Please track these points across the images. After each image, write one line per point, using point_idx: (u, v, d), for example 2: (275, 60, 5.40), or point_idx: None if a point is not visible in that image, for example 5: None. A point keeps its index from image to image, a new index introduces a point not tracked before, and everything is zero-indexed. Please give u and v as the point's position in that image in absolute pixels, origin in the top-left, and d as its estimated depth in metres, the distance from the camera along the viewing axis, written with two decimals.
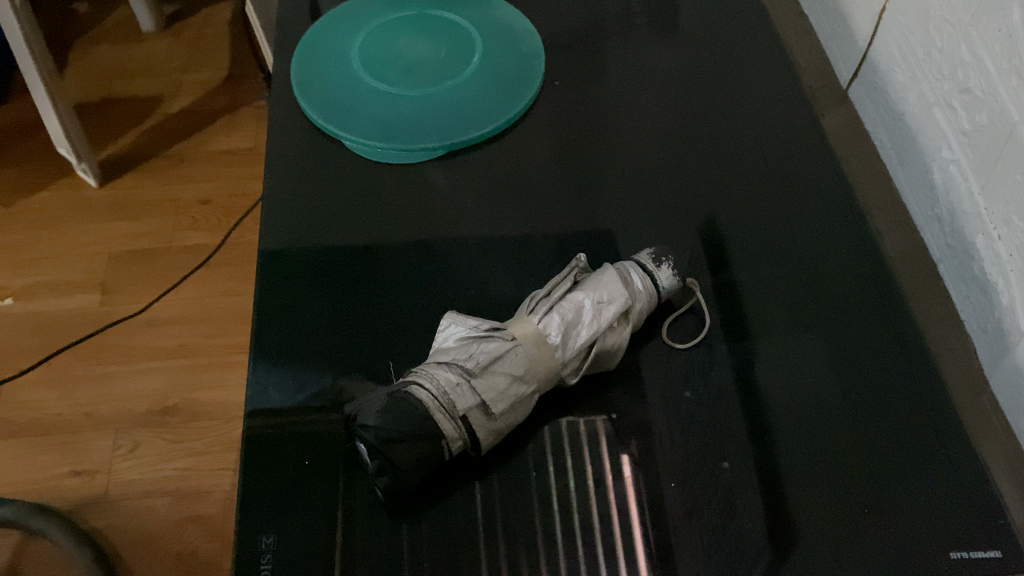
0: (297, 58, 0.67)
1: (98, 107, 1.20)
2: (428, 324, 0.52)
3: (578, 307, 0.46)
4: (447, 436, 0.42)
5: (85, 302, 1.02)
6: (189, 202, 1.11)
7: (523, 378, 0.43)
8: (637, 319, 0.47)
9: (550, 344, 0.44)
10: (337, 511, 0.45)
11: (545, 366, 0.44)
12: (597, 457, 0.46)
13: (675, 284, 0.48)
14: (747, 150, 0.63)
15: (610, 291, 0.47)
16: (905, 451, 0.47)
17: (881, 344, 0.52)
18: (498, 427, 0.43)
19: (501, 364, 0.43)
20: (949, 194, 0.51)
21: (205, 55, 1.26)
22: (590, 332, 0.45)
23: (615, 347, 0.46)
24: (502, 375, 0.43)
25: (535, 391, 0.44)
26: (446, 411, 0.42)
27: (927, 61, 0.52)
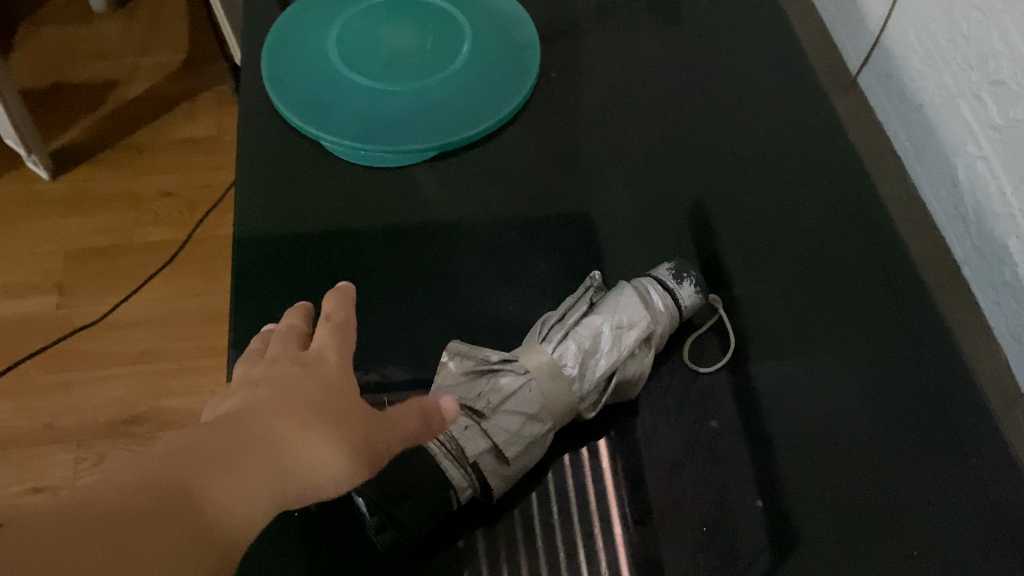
0: (266, 50, 0.61)
1: (48, 92, 1.13)
2: (412, 346, 0.49)
3: (596, 334, 0.44)
4: (455, 484, 0.40)
5: (41, 304, 0.97)
6: (150, 195, 1.06)
7: (537, 416, 0.42)
8: (657, 345, 0.46)
9: (567, 377, 0.43)
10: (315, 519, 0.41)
11: (560, 403, 0.42)
12: (582, 487, 0.44)
13: (697, 302, 0.47)
14: (748, 149, 0.59)
15: (629, 315, 0.45)
16: (919, 476, 0.44)
17: (902, 357, 0.49)
18: (512, 472, 0.41)
19: (513, 402, 0.42)
20: (975, 192, 0.48)
21: (163, 36, 1.20)
22: (609, 363, 0.44)
23: (637, 375, 0.45)
24: (514, 416, 0.41)
25: (551, 429, 0.42)
26: (455, 458, 0.40)
27: (951, 48, 0.48)
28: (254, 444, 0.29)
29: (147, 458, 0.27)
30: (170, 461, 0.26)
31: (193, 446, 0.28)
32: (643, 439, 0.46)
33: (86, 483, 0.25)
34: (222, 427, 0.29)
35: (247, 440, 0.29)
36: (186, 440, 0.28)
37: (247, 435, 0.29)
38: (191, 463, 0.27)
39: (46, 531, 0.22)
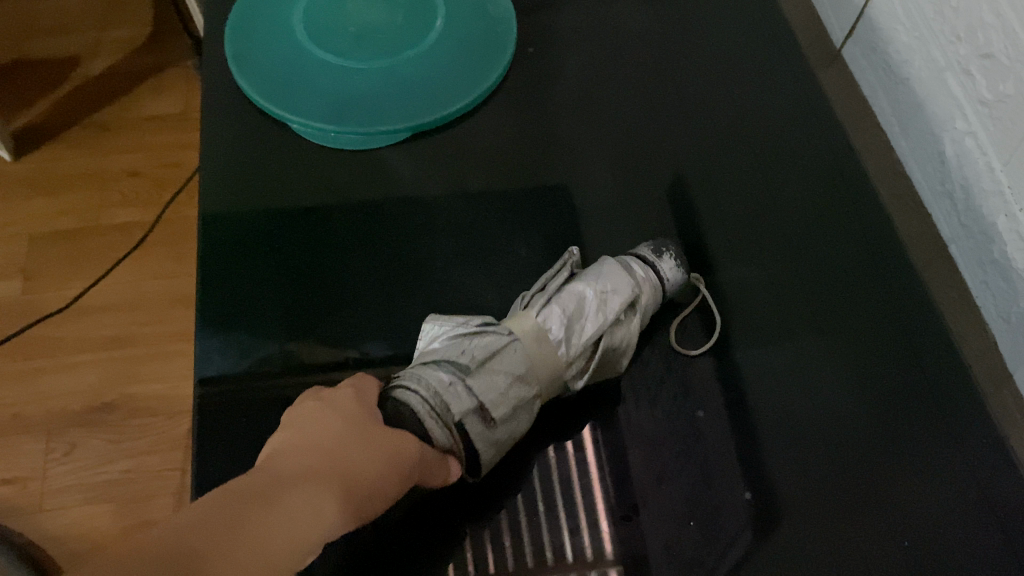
0: (228, 27, 0.59)
1: (6, 70, 1.09)
2: (389, 334, 0.48)
3: (581, 298, 0.45)
4: (439, 443, 0.40)
5: (6, 290, 0.94)
6: (116, 175, 1.03)
7: (523, 380, 0.42)
8: (644, 318, 0.46)
9: (551, 341, 0.43)
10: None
11: (545, 368, 0.43)
12: (568, 481, 0.44)
13: (678, 275, 0.47)
14: (730, 124, 0.58)
15: (614, 282, 0.45)
16: (905, 461, 0.44)
17: (889, 339, 0.48)
18: (500, 440, 0.41)
19: (499, 361, 0.42)
20: (963, 168, 0.47)
21: (125, 9, 1.16)
22: (595, 329, 0.44)
23: (621, 342, 0.45)
24: (499, 377, 0.42)
25: (537, 393, 0.43)
26: (439, 416, 0.40)
27: (938, 21, 0.47)
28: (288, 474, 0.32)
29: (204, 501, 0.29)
30: (217, 498, 0.29)
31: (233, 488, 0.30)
32: (628, 427, 0.45)
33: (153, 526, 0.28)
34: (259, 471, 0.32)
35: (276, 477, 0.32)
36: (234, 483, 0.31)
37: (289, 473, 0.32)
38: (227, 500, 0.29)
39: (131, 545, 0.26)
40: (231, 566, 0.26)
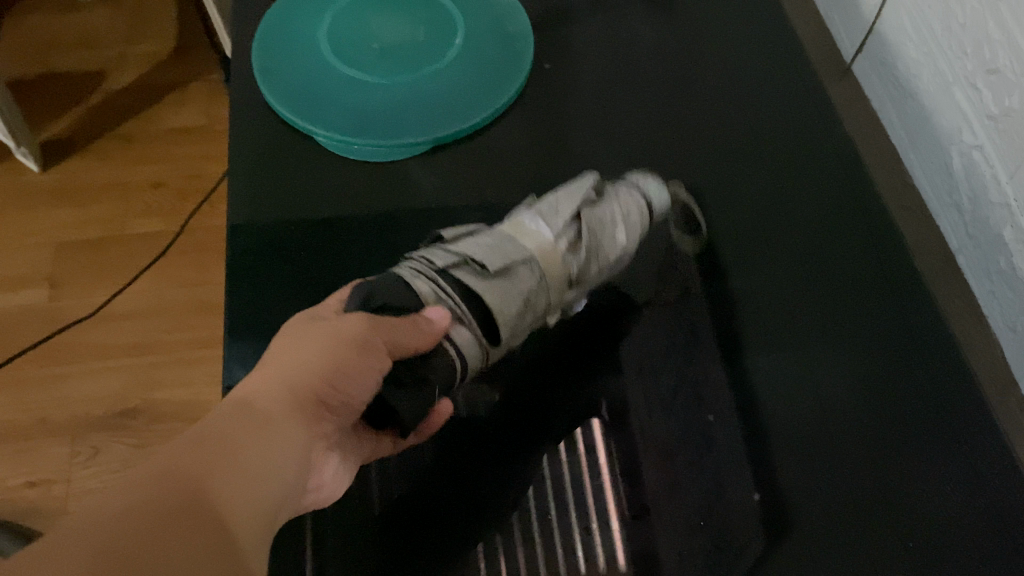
0: (256, 44, 0.61)
1: (34, 82, 1.12)
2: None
3: (557, 190, 0.49)
4: (430, 291, 0.41)
5: (32, 297, 0.97)
6: (140, 185, 1.05)
7: (509, 241, 0.44)
8: (621, 206, 0.48)
9: (530, 217, 0.46)
10: (370, 488, 0.45)
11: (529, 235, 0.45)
12: (580, 489, 0.47)
13: (656, 180, 0.52)
14: (742, 137, 0.59)
15: (588, 178, 0.50)
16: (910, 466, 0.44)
17: (899, 346, 0.49)
18: (500, 290, 0.42)
19: (481, 233, 0.45)
20: (970, 180, 0.48)
21: (149, 23, 1.18)
22: (569, 203, 0.46)
23: (607, 216, 0.48)
24: (482, 238, 0.44)
25: (531, 250, 0.44)
26: (427, 272, 0.42)
27: (947, 36, 0.48)
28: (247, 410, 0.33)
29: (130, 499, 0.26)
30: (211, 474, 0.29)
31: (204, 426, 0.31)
32: (639, 432, 0.48)
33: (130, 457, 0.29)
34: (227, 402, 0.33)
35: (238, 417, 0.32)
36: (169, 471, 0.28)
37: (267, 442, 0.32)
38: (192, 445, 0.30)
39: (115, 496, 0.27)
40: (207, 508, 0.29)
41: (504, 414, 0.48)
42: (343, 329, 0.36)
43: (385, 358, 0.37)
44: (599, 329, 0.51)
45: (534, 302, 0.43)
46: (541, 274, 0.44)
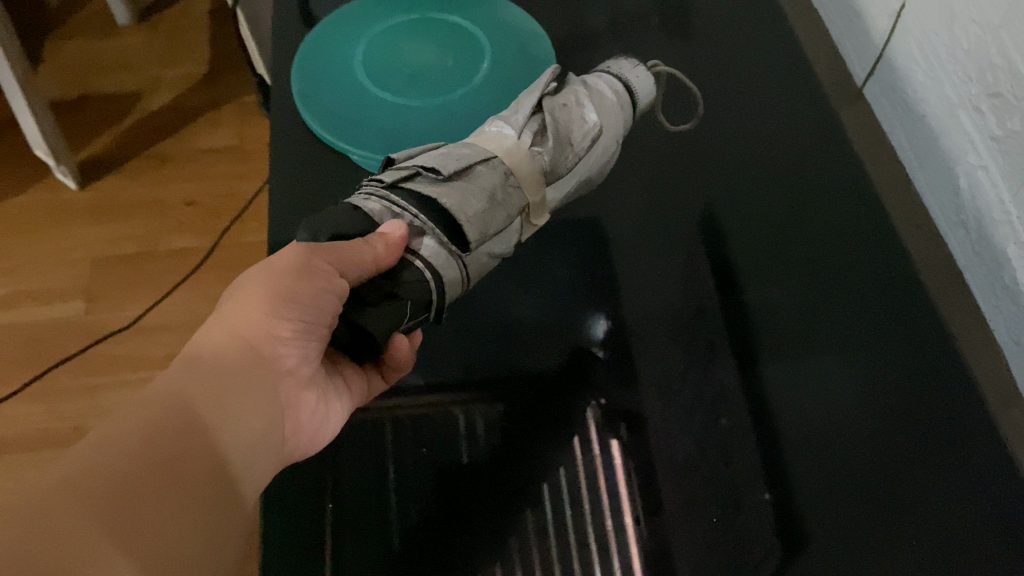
0: (296, 69, 0.64)
1: (74, 104, 1.21)
2: (427, 366, 0.54)
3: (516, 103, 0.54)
4: (387, 205, 0.46)
5: (72, 310, 1.05)
6: (174, 204, 1.13)
7: (465, 150, 0.49)
8: (577, 94, 0.54)
9: (488, 128, 0.52)
10: (402, 475, 0.48)
11: (487, 142, 0.50)
12: (596, 482, 0.49)
13: (626, 63, 0.57)
14: (746, 164, 0.63)
15: (546, 82, 0.54)
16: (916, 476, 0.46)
17: (906, 357, 0.50)
18: (456, 192, 0.47)
19: (438, 147, 0.50)
20: (974, 199, 0.50)
21: (184, 50, 1.27)
22: (522, 110, 0.52)
23: (565, 117, 0.52)
24: (430, 152, 0.49)
25: (486, 157, 0.49)
26: (384, 187, 0.47)
27: (952, 61, 0.50)
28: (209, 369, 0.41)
29: (102, 457, 0.35)
30: (204, 417, 0.39)
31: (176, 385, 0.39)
32: (655, 440, 0.51)
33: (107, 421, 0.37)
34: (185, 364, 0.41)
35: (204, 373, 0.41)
36: (132, 435, 0.36)
37: (219, 397, 0.40)
38: (175, 401, 0.38)
39: (123, 442, 0.36)
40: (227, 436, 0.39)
41: (519, 424, 0.51)
42: (278, 263, 0.43)
43: (335, 277, 0.42)
44: (615, 349, 0.55)
45: (500, 197, 0.48)
46: (507, 173, 0.49)
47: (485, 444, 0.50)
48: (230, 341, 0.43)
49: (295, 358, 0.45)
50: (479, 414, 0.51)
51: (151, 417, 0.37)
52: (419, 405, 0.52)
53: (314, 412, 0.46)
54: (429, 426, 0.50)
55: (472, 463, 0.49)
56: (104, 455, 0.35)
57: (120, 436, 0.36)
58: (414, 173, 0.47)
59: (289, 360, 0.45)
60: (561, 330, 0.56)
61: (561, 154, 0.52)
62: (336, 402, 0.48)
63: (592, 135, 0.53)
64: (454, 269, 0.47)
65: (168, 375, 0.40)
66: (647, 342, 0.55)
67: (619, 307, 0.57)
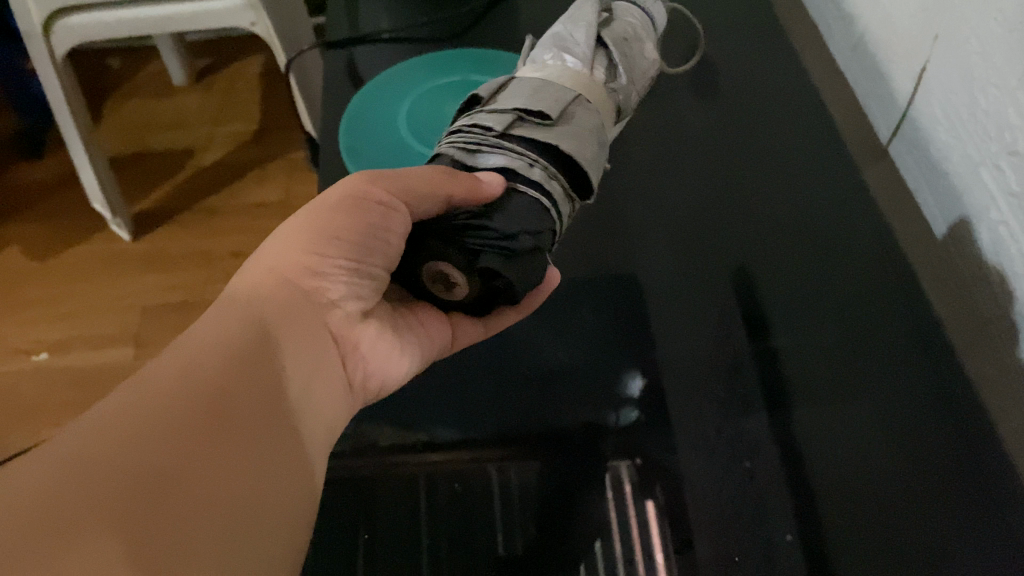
0: (343, 124, 0.67)
1: (132, 160, 1.28)
2: (460, 419, 0.54)
3: (572, 41, 0.57)
4: (502, 154, 0.49)
5: (121, 354, 1.09)
6: (223, 255, 1.18)
7: (549, 90, 0.52)
8: (622, 33, 0.61)
9: (564, 66, 0.55)
10: (430, 523, 0.48)
11: (570, 78, 0.54)
12: (626, 518, 0.47)
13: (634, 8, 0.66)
14: (773, 210, 0.65)
15: (584, 21, 0.59)
16: (951, 527, 0.46)
17: (933, 409, 0.51)
18: (566, 133, 0.50)
19: (513, 89, 0.53)
20: (998, 255, 0.51)
21: (236, 109, 1.34)
22: (583, 44, 0.57)
23: (626, 58, 0.59)
24: (520, 95, 0.52)
25: (577, 95, 0.53)
26: (487, 138, 0.50)
27: (972, 121, 0.52)
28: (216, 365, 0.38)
29: (94, 481, 0.30)
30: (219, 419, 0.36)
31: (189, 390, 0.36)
32: (685, 483, 0.49)
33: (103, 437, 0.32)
34: (190, 361, 0.37)
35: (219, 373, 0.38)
36: (127, 413, 0.33)
37: (234, 400, 0.37)
38: (195, 410, 0.35)
39: (145, 459, 0.32)
40: (247, 439, 0.37)
41: (555, 475, 0.50)
42: (333, 207, 0.47)
43: (395, 208, 0.46)
44: (652, 403, 0.53)
45: (600, 133, 0.53)
46: (600, 116, 0.54)
47: (519, 496, 0.49)
48: (217, 359, 0.38)
49: (339, 292, 0.48)
50: (512, 466, 0.50)
51: (147, 403, 0.34)
52: (454, 459, 0.51)
53: (374, 343, 0.51)
54: (462, 477, 0.50)
55: (506, 517, 0.48)
56: (99, 434, 0.32)
57: (136, 446, 0.32)
58: (517, 117, 0.50)
59: (334, 294, 0.48)
60: (595, 382, 0.55)
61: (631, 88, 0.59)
62: (401, 339, 0.52)
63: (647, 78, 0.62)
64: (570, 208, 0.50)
65: (162, 384, 0.36)
66: (676, 382, 0.55)
67: (649, 351, 0.57)
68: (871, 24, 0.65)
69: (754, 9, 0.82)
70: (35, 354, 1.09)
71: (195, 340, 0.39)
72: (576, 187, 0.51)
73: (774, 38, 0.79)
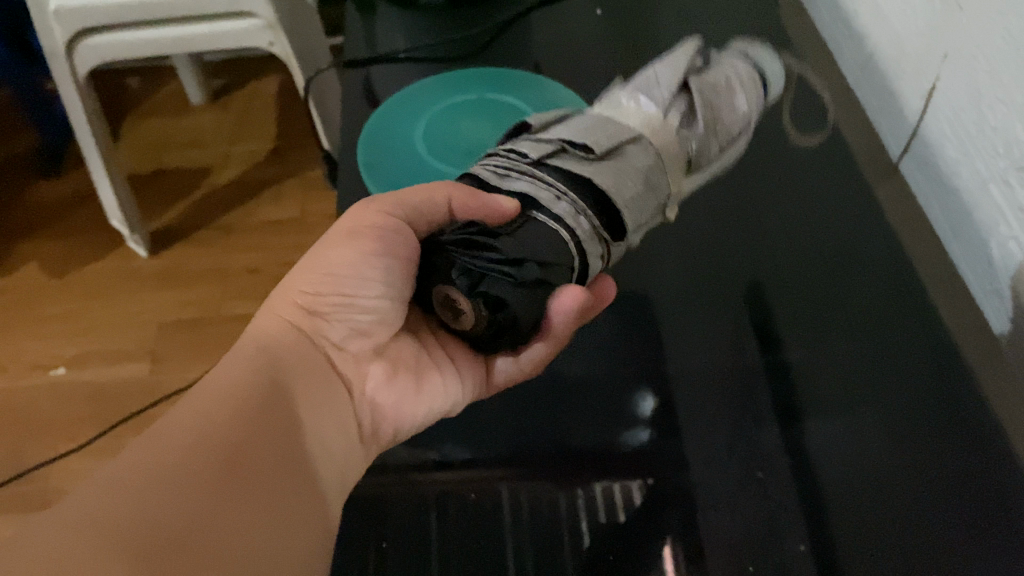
0: (361, 142, 0.68)
1: (149, 178, 1.30)
2: (473, 438, 0.54)
3: (651, 82, 0.62)
4: (526, 184, 0.51)
5: (137, 370, 1.10)
6: (238, 272, 1.19)
7: (603, 131, 0.56)
8: (726, 82, 0.64)
9: (634, 107, 0.59)
10: (443, 537, 0.49)
11: (632, 118, 0.58)
12: (639, 530, 0.48)
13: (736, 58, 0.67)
14: (784, 225, 0.66)
15: (676, 66, 0.63)
16: (966, 539, 0.46)
17: (943, 420, 0.52)
18: (604, 174, 0.53)
19: (565, 126, 0.57)
20: (1009, 269, 0.52)
21: (253, 128, 1.36)
22: (663, 84, 0.61)
23: (717, 118, 0.62)
24: (567, 130, 0.55)
25: (631, 139, 0.56)
26: (522, 167, 0.52)
27: (981, 136, 0.53)
28: (241, 411, 0.43)
29: (117, 514, 0.35)
30: (237, 466, 0.41)
31: (219, 437, 0.41)
32: (697, 495, 0.50)
33: (131, 471, 0.38)
34: (224, 406, 0.43)
35: (246, 421, 0.43)
36: (159, 457, 0.39)
37: (255, 448, 0.42)
38: (220, 455, 0.41)
39: (169, 496, 0.37)
40: (267, 483, 0.42)
41: (566, 488, 0.51)
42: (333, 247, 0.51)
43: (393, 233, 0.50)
44: (664, 416, 0.54)
45: (649, 183, 0.55)
46: (655, 151, 0.56)
47: (529, 514, 0.49)
48: (235, 400, 0.44)
49: (340, 333, 0.53)
50: (525, 481, 0.51)
51: (160, 454, 0.39)
52: (465, 477, 0.51)
53: (382, 385, 0.55)
54: (475, 491, 0.50)
55: (515, 535, 0.49)
56: (116, 486, 0.37)
57: (159, 484, 0.38)
58: (561, 147, 0.54)
59: (336, 335, 0.53)
60: (609, 397, 0.56)
61: (706, 137, 0.61)
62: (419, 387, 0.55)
63: (734, 137, 0.64)
64: (595, 258, 0.51)
65: (191, 417, 0.42)
66: (689, 395, 0.55)
67: (661, 367, 0.57)
68: (880, 43, 0.66)
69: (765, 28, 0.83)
70: (53, 368, 1.11)
71: (211, 390, 0.44)
72: (610, 228, 0.52)
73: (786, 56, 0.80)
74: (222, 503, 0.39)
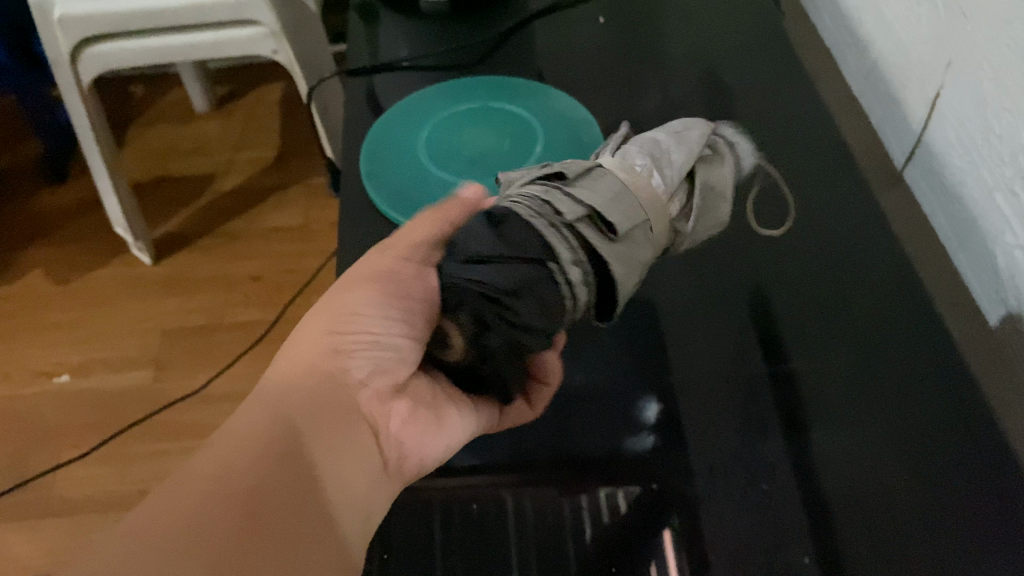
0: (364, 151, 0.68)
1: (154, 186, 1.30)
2: (476, 445, 0.54)
3: (665, 151, 0.55)
4: (546, 240, 0.45)
5: (140, 377, 1.10)
6: (242, 279, 1.19)
7: (626, 200, 0.50)
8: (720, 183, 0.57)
9: (649, 180, 0.52)
10: (446, 543, 0.48)
11: (648, 196, 0.51)
12: (643, 539, 0.48)
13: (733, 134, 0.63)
14: (788, 231, 0.65)
15: (686, 142, 0.57)
16: (971, 549, 0.46)
17: (948, 429, 0.52)
18: (619, 255, 0.48)
19: (592, 179, 0.51)
20: (1015, 279, 0.51)
21: (257, 135, 1.37)
22: (675, 169, 0.54)
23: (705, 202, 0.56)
24: (595, 188, 0.50)
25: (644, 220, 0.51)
26: (550, 219, 0.46)
27: (987, 145, 0.52)
28: (258, 456, 0.42)
29: None
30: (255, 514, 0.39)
31: (233, 486, 0.40)
32: (701, 505, 0.49)
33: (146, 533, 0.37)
34: (239, 452, 0.42)
35: (264, 468, 0.41)
36: (174, 512, 0.38)
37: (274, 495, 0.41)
38: (237, 505, 0.39)
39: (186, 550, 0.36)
40: (290, 524, 0.40)
41: (568, 497, 0.50)
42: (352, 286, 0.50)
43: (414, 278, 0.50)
44: (669, 424, 0.54)
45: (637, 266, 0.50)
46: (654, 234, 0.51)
47: (533, 523, 0.49)
48: (248, 450, 0.42)
49: (365, 370, 0.49)
50: (529, 491, 0.51)
51: (184, 512, 0.38)
52: (469, 488, 0.51)
53: (406, 422, 0.50)
54: (477, 502, 0.50)
55: (519, 541, 0.48)
56: (144, 552, 0.36)
57: (174, 542, 0.37)
58: (589, 213, 0.48)
59: (359, 372, 0.49)
60: (613, 407, 0.56)
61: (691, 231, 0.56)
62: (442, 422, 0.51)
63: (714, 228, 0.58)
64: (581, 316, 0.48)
65: (206, 467, 0.40)
66: (694, 403, 0.55)
67: (665, 376, 0.57)
68: (885, 50, 0.66)
69: (769, 34, 0.83)
70: (56, 376, 1.11)
71: (228, 437, 0.42)
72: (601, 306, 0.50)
73: (790, 63, 0.80)
74: (242, 556, 0.38)
